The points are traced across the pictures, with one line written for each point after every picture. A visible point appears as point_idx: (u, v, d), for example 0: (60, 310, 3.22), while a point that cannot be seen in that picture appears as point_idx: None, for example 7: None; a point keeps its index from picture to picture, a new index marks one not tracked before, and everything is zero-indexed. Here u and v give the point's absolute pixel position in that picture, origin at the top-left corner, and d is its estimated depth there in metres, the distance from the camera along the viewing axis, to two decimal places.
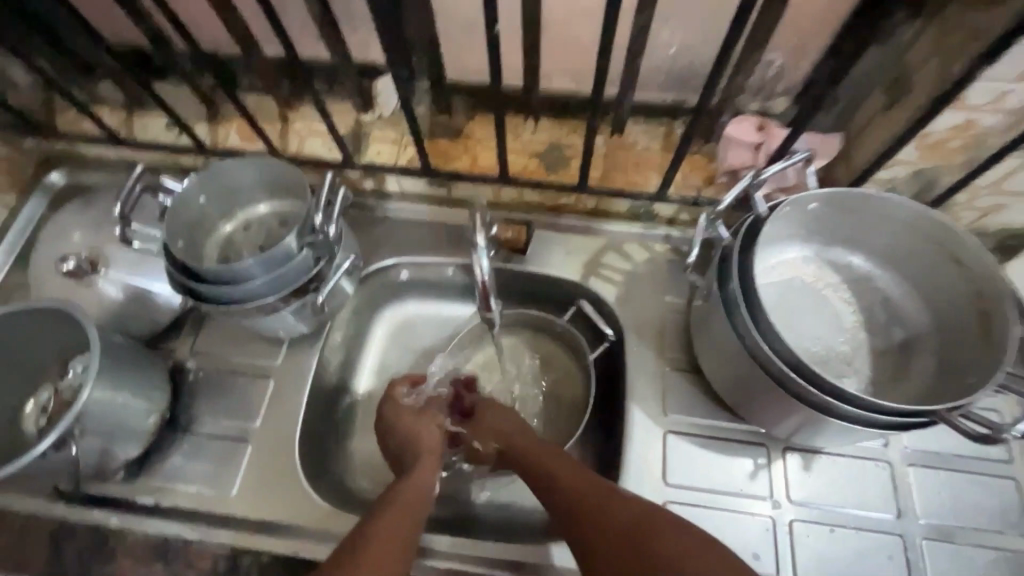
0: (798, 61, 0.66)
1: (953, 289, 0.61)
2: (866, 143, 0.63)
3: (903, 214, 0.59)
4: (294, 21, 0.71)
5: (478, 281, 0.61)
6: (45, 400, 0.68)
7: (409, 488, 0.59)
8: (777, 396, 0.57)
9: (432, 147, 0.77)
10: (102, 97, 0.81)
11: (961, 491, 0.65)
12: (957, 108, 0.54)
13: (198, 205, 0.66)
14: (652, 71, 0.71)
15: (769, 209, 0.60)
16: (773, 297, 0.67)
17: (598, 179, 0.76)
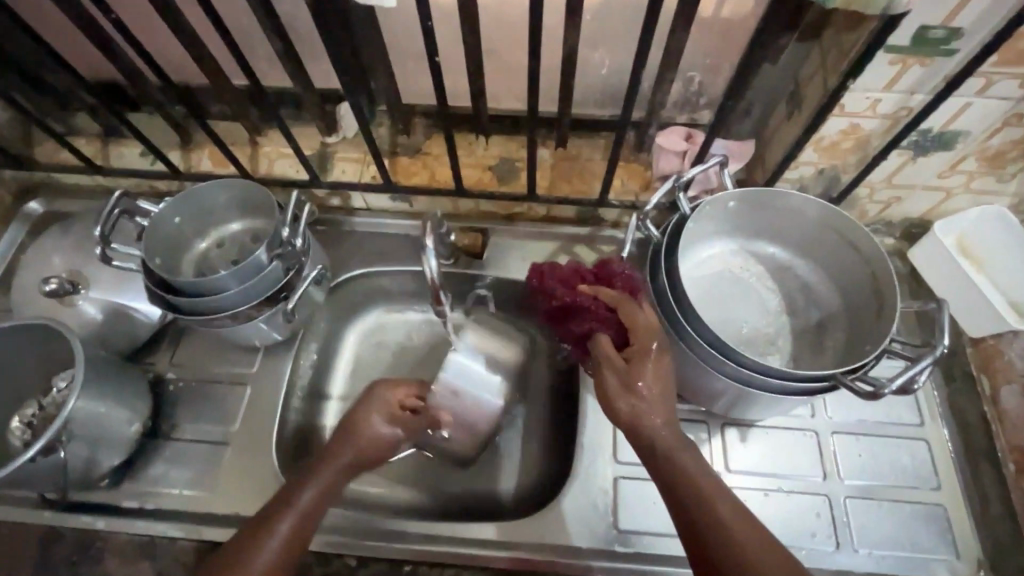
0: (714, 78, 0.75)
1: (856, 272, 0.69)
2: (775, 148, 0.72)
3: (807, 207, 0.68)
4: (260, 54, 0.77)
5: (429, 280, 0.63)
6: (29, 415, 0.71)
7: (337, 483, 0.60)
8: (706, 372, 0.64)
9: (393, 165, 0.84)
10: (78, 129, 0.86)
11: (879, 453, 0.73)
12: (839, 115, 0.62)
13: (173, 225, 0.71)
14: (588, 90, 0.79)
15: (692, 209, 0.68)
16: (705, 286, 0.74)
17: (546, 189, 0.83)
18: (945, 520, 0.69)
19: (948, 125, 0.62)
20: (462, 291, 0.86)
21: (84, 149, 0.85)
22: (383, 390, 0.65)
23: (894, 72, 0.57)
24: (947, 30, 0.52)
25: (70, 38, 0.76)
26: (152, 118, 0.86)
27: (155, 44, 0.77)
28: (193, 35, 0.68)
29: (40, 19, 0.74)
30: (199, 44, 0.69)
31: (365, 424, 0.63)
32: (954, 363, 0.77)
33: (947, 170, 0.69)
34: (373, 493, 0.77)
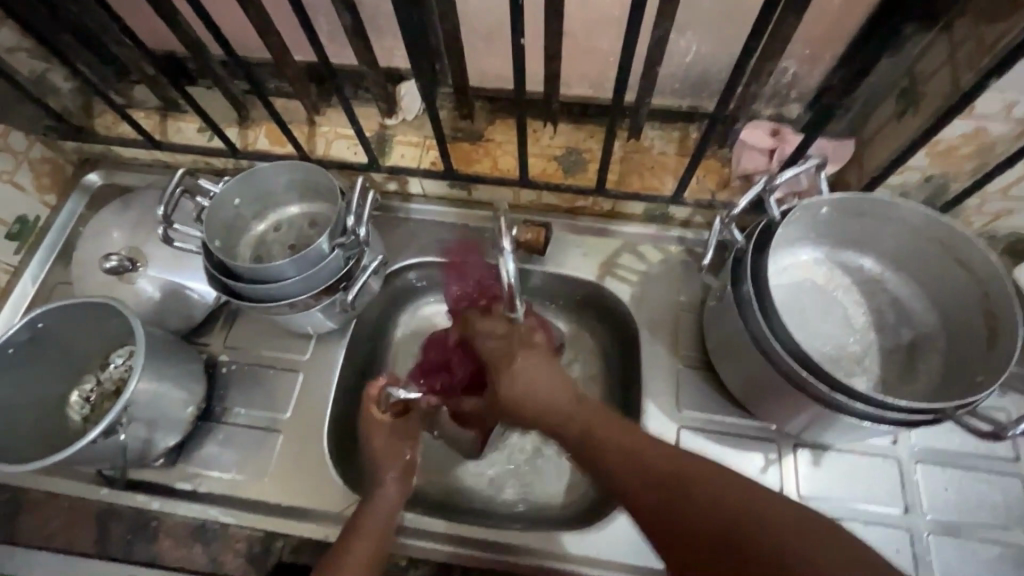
0: (812, 69, 0.68)
1: (961, 291, 0.63)
2: (878, 150, 0.65)
3: (913, 219, 0.61)
4: (324, 29, 0.73)
5: (505, 286, 0.59)
6: (88, 391, 0.72)
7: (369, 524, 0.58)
8: (789, 393, 0.60)
9: (453, 151, 0.80)
10: (138, 101, 0.84)
11: (966, 488, 0.67)
12: (965, 118, 0.56)
13: (234, 206, 0.69)
14: (669, 77, 0.73)
15: (782, 213, 0.62)
16: (785, 298, 0.69)
17: (614, 182, 0.78)
18: None
19: None
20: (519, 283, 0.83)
21: (143, 122, 0.84)
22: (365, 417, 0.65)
23: None
24: None
25: (133, 7, 0.74)
26: (211, 92, 0.84)
27: (217, 15, 0.74)
28: (260, 7, 0.65)
29: None
30: (265, 17, 0.66)
31: (376, 447, 0.64)
32: None
33: None
34: (420, 489, 0.76)
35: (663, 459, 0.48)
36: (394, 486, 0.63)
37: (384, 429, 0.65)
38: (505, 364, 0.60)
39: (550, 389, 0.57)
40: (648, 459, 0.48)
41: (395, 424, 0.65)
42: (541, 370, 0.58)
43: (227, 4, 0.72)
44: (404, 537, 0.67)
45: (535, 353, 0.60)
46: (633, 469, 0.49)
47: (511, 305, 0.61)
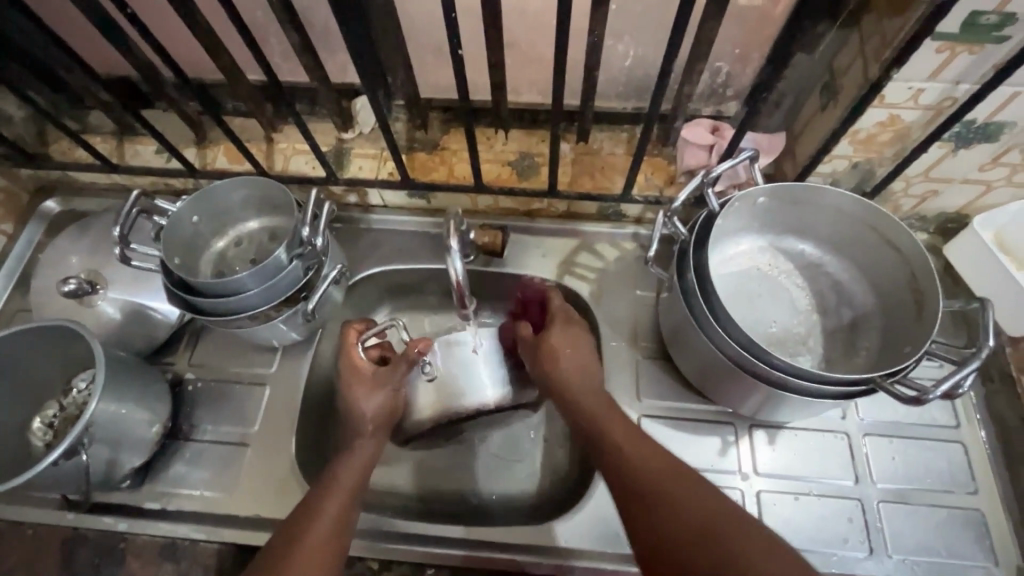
0: (743, 68, 0.72)
1: (891, 269, 0.67)
2: (808, 141, 0.69)
3: (843, 203, 0.65)
4: (275, 48, 0.75)
5: (453, 283, 0.63)
6: (50, 416, 0.71)
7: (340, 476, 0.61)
8: (737, 374, 0.63)
9: (410, 161, 0.82)
10: (93, 126, 0.85)
11: (912, 457, 0.70)
12: (879, 106, 0.60)
13: (192, 224, 0.70)
14: (611, 82, 0.76)
15: (721, 205, 0.65)
16: (733, 286, 0.72)
17: (567, 184, 0.80)
18: (983, 525, 0.67)
19: (994, 116, 0.59)
20: (480, 287, 0.85)
21: (99, 146, 0.84)
22: (345, 363, 0.69)
23: (940, 61, 0.54)
24: (1001, 15, 0.49)
25: (84, 33, 0.75)
26: (168, 115, 0.85)
27: (168, 39, 0.75)
28: (208, 30, 0.67)
29: (54, 14, 0.73)
30: (214, 38, 0.68)
31: (355, 397, 0.66)
32: (992, 364, 0.74)
33: (990, 163, 0.66)
34: (391, 495, 0.77)
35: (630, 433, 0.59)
36: (369, 445, 0.64)
37: (364, 376, 0.67)
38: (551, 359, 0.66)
39: (584, 384, 0.65)
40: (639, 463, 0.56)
41: (375, 373, 0.68)
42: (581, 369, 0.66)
43: (178, 27, 0.73)
44: (378, 540, 0.68)
45: (581, 357, 0.67)
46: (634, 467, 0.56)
47: (462, 302, 0.66)
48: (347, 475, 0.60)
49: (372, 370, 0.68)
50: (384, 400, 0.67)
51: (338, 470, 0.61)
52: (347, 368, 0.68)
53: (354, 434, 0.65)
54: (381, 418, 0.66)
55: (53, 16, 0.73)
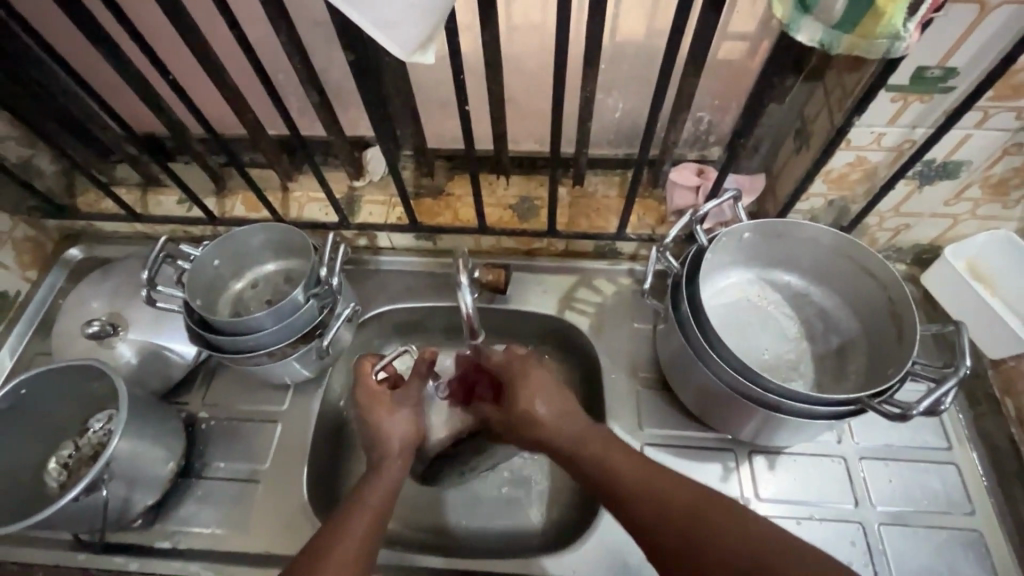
0: (723, 117, 0.79)
1: (873, 296, 0.71)
2: (786, 180, 0.75)
3: (821, 237, 0.70)
4: (295, 105, 0.82)
5: (463, 315, 0.66)
6: (66, 457, 0.73)
7: (365, 504, 0.61)
8: (733, 399, 0.66)
9: (417, 206, 0.87)
10: (120, 178, 0.91)
11: (909, 479, 0.72)
12: (846, 149, 0.66)
13: (213, 268, 0.74)
14: (603, 131, 0.83)
15: (709, 240, 0.70)
16: (725, 316, 0.76)
17: (565, 225, 0.86)
18: (983, 546, 0.68)
19: (951, 155, 0.66)
20: (484, 324, 0.88)
21: (125, 197, 0.90)
22: (361, 390, 0.70)
23: (896, 109, 0.61)
24: (944, 69, 0.56)
25: (120, 96, 0.82)
26: (191, 167, 0.91)
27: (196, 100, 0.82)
28: (236, 91, 0.73)
29: (93, 80, 0.80)
30: (241, 98, 0.74)
31: (377, 421, 0.68)
32: (976, 386, 0.77)
33: (954, 198, 0.72)
34: (400, 530, 0.77)
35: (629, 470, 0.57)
36: (397, 468, 0.66)
37: (383, 398, 0.69)
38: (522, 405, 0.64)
39: (582, 437, 0.61)
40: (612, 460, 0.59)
41: (394, 396, 0.70)
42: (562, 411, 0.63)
43: (207, 89, 0.80)
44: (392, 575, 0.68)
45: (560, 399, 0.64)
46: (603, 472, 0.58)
47: (472, 333, 0.67)
48: (370, 505, 0.61)
49: (389, 393, 0.70)
50: (407, 420, 0.69)
51: (361, 497, 0.62)
52: (364, 394, 0.69)
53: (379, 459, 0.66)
54: (410, 444, 0.68)
55: (92, 81, 0.80)
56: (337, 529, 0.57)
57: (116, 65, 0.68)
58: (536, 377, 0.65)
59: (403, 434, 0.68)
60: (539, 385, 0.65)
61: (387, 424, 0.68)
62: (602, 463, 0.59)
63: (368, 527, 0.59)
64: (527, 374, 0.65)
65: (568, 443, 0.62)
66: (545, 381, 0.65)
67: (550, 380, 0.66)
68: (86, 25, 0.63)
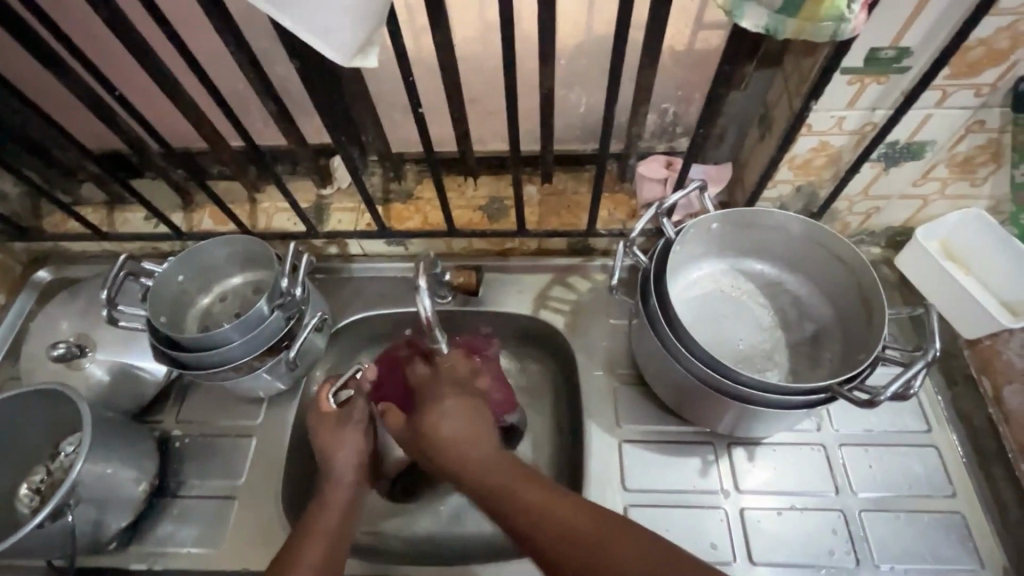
0: (687, 108, 0.79)
1: (844, 281, 0.70)
2: (752, 169, 0.75)
3: (790, 224, 0.70)
4: (255, 116, 0.81)
5: (423, 318, 0.65)
6: (37, 482, 0.71)
7: (318, 528, 0.61)
8: (706, 392, 0.65)
9: (386, 211, 0.86)
10: (85, 198, 0.90)
11: (889, 463, 0.72)
12: (808, 134, 0.65)
13: (177, 284, 0.74)
14: (568, 127, 0.83)
15: (677, 232, 0.69)
16: (698, 308, 0.75)
17: (536, 223, 0.85)
18: (965, 528, 0.68)
19: (914, 136, 0.65)
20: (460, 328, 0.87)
21: (90, 217, 0.89)
22: (315, 414, 0.70)
23: (853, 92, 0.60)
24: (898, 49, 0.56)
25: (77, 115, 0.81)
26: (157, 183, 0.90)
27: (154, 114, 0.81)
28: (192, 104, 0.72)
29: (49, 99, 0.79)
30: (198, 111, 0.73)
31: (329, 444, 0.68)
32: (953, 366, 0.77)
33: (921, 178, 0.71)
34: (380, 541, 0.76)
35: (585, 523, 0.51)
36: (347, 489, 0.66)
37: (330, 422, 0.69)
38: (432, 423, 0.65)
39: (489, 466, 0.60)
40: (557, 520, 0.52)
41: (343, 418, 0.69)
42: (467, 434, 0.64)
43: (165, 103, 0.79)
44: None
45: (467, 419, 0.65)
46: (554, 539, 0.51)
47: (433, 335, 0.68)
48: (321, 530, 0.61)
49: (338, 415, 0.70)
50: (357, 442, 0.69)
51: (314, 522, 0.62)
52: (315, 419, 0.70)
53: (325, 481, 0.67)
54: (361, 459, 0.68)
55: (48, 101, 0.79)
56: (293, 549, 0.58)
57: (65, 83, 0.67)
58: (452, 397, 0.67)
59: (354, 452, 0.68)
60: (441, 419, 0.65)
61: (336, 446, 0.68)
62: (516, 503, 0.55)
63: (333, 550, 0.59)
64: (437, 398, 0.68)
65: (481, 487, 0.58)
66: (465, 408, 0.66)
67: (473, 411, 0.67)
68: (30, 44, 0.62)
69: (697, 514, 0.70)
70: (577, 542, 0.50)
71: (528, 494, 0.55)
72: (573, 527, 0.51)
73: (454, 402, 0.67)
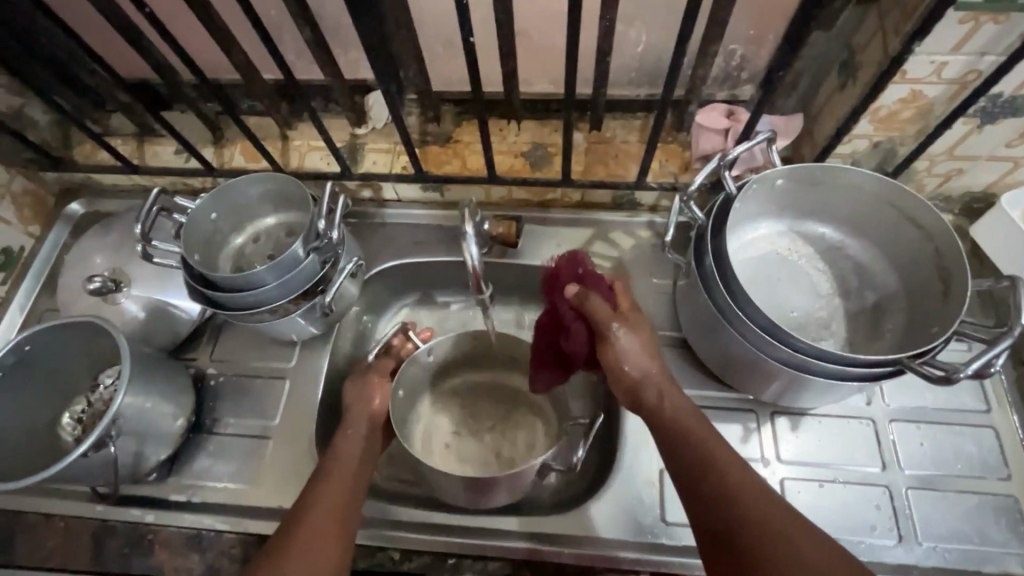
0: (757, 50, 0.72)
1: (917, 248, 0.65)
2: (825, 122, 0.68)
3: (866, 183, 0.64)
4: (289, 45, 0.77)
5: (470, 268, 0.62)
6: (79, 412, 0.73)
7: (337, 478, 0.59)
8: (758, 359, 0.62)
9: (423, 154, 0.82)
10: (115, 129, 0.87)
11: (941, 442, 0.69)
12: (900, 82, 0.58)
13: (211, 222, 0.71)
14: (623, 68, 0.76)
15: (738, 188, 0.64)
16: (752, 271, 0.71)
17: (581, 173, 0.80)
18: (1017, 511, 0.65)
19: (1021, 88, 0.58)
20: (495, 280, 0.85)
21: (120, 148, 0.86)
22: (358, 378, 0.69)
23: (964, 32, 0.53)
24: None
25: (104, 38, 0.77)
26: (186, 116, 0.87)
27: (185, 40, 0.77)
28: (225, 28, 0.68)
29: (76, 20, 0.75)
30: (230, 36, 0.69)
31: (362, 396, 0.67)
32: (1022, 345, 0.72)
33: (1018, 138, 0.64)
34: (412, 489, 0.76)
35: (751, 491, 0.51)
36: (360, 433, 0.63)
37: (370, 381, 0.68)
38: (619, 366, 0.60)
39: (677, 408, 0.58)
40: (723, 463, 0.53)
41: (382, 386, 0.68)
42: (658, 374, 0.60)
43: (195, 27, 0.75)
44: (388, 529, 0.66)
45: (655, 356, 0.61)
46: (721, 479, 0.52)
47: (478, 287, 0.64)
48: (340, 473, 0.59)
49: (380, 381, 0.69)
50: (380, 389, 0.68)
51: (334, 474, 0.59)
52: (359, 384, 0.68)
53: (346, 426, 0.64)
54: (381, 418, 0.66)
55: (76, 22, 0.75)
56: (308, 503, 0.56)
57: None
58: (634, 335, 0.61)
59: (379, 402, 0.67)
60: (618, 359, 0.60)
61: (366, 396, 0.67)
62: (698, 445, 0.54)
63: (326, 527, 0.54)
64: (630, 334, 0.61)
65: (674, 421, 0.57)
66: (645, 344, 0.61)
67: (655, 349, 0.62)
68: None
69: None
70: (739, 491, 0.51)
71: (723, 455, 0.53)
72: (730, 479, 0.52)
73: (632, 337, 0.61)
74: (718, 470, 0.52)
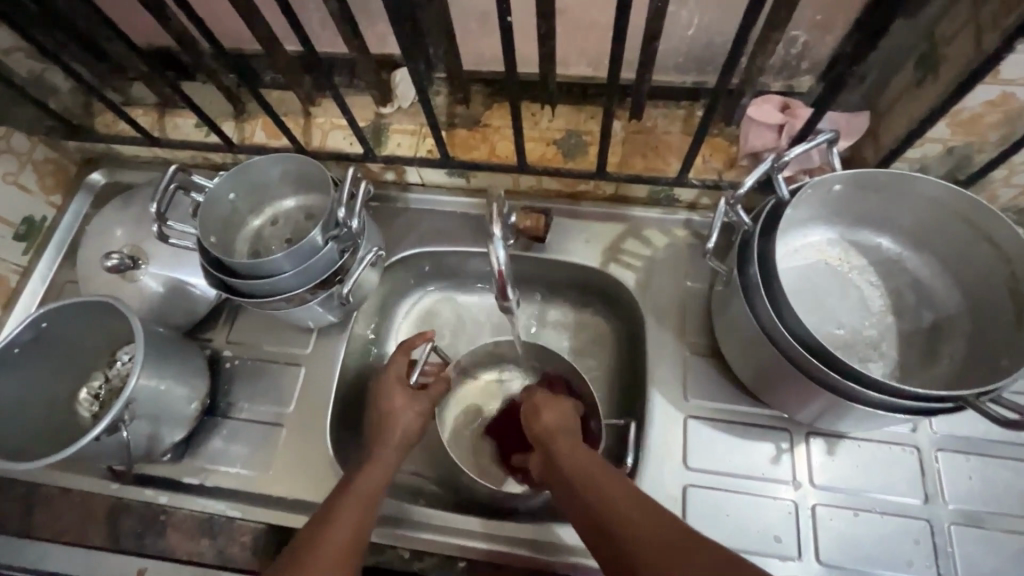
0: (822, 37, 0.65)
1: (989, 268, 0.59)
2: (894, 122, 0.62)
3: (937, 194, 0.57)
4: (314, 16, 0.73)
5: (495, 272, 0.58)
6: (96, 387, 0.72)
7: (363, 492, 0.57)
8: (799, 382, 0.57)
9: (450, 138, 0.78)
10: (137, 98, 0.84)
11: (992, 476, 0.64)
12: (990, 82, 0.52)
13: (229, 202, 0.69)
14: (670, 52, 0.70)
15: (792, 191, 0.59)
16: (797, 282, 0.66)
17: (616, 165, 0.75)
18: None
19: None
20: (520, 273, 0.81)
21: (141, 119, 0.84)
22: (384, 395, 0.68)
23: None
24: None
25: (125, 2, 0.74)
26: (207, 87, 0.83)
27: (207, 7, 0.73)
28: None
29: None
30: (252, 4, 0.65)
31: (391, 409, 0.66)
32: None
33: None
34: (425, 485, 0.74)
35: (636, 508, 0.48)
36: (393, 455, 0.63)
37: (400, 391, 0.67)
38: (532, 419, 0.64)
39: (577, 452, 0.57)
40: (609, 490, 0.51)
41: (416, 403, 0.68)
42: (569, 430, 0.61)
43: None
44: (397, 529, 0.65)
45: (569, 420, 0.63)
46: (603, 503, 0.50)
47: (504, 292, 0.60)
48: (366, 493, 0.58)
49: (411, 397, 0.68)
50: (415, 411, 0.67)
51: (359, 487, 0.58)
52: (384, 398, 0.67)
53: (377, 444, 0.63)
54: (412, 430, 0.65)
55: None
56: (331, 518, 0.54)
57: None
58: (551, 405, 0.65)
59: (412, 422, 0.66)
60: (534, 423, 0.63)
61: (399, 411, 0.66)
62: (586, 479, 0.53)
63: (337, 547, 0.52)
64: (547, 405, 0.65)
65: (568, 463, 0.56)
66: (561, 408, 0.65)
67: (573, 415, 0.65)
68: None
69: (762, 503, 0.64)
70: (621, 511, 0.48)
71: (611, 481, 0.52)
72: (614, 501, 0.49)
73: (552, 405, 0.65)
74: (599, 493, 0.51)
